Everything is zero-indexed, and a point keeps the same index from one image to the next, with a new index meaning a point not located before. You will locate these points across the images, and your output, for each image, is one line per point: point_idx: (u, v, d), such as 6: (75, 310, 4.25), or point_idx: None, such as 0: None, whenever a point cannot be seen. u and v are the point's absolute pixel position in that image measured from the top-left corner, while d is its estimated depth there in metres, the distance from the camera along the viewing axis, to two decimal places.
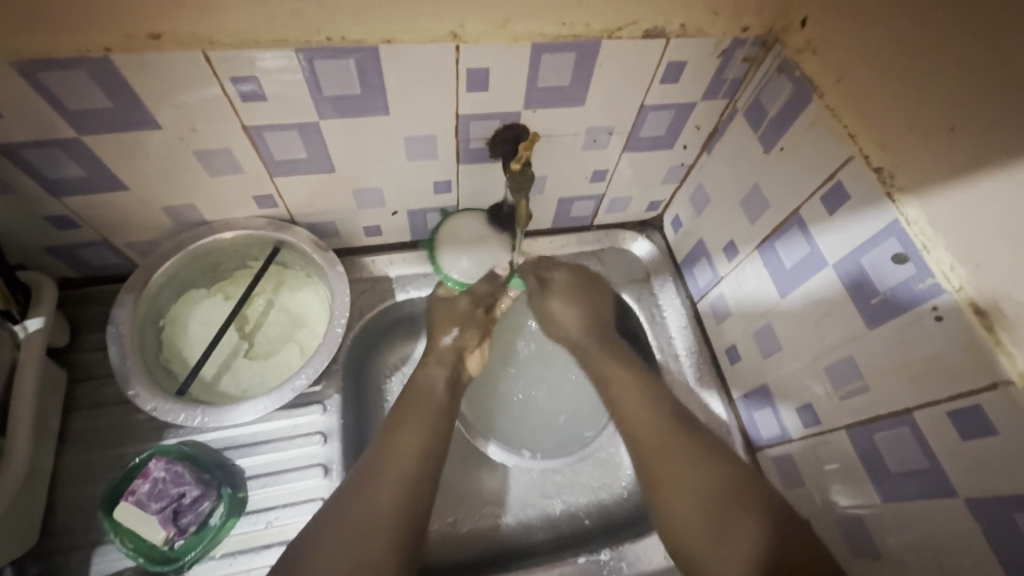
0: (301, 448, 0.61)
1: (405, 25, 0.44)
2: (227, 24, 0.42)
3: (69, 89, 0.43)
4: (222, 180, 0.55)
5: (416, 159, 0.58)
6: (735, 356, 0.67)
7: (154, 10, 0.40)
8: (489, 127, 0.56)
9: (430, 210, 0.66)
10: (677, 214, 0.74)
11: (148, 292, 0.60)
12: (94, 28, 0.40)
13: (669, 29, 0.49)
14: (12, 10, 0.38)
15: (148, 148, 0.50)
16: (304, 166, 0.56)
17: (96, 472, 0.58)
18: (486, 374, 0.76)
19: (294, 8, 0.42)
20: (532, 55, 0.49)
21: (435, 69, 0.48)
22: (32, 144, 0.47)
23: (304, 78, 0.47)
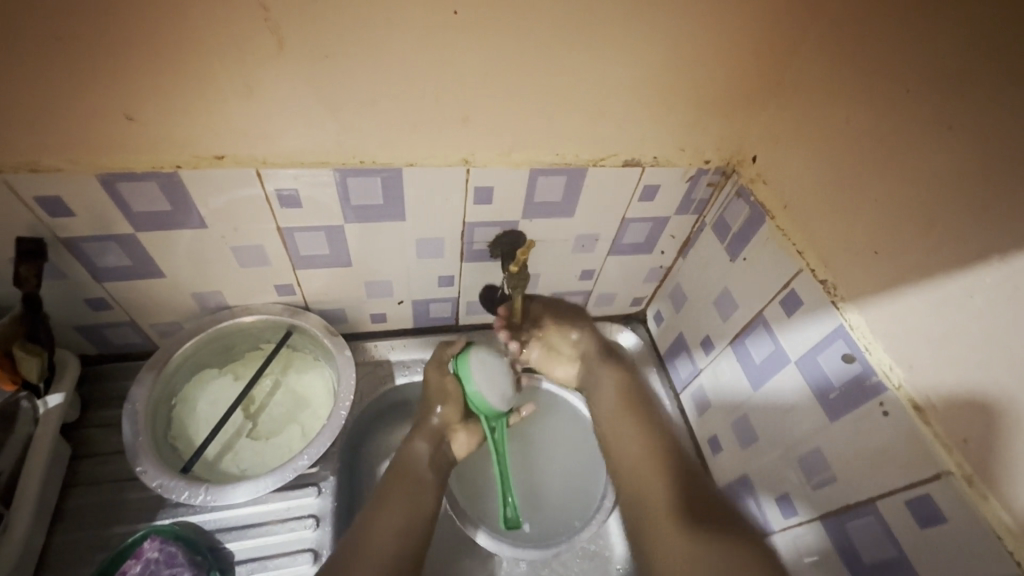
0: (293, 532, 0.61)
1: (426, 153, 0.54)
2: (281, 149, 0.51)
3: (137, 194, 0.51)
4: (250, 270, 0.62)
5: (425, 257, 0.65)
6: (716, 447, 0.70)
7: (220, 138, 0.49)
8: (491, 232, 0.64)
9: (433, 301, 0.72)
10: (658, 309, 0.81)
11: (167, 370, 0.64)
12: (170, 150, 0.49)
13: (643, 159, 0.59)
14: (103, 133, 0.46)
15: (191, 243, 0.57)
16: (324, 261, 0.63)
17: (85, 553, 0.58)
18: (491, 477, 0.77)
19: (336, 138, 0.51)
20: (531, 177, 0.58)
21: (449, 187, 0.57)
22: (91, 237, 0.53)
23: (336, 191, 0.55)
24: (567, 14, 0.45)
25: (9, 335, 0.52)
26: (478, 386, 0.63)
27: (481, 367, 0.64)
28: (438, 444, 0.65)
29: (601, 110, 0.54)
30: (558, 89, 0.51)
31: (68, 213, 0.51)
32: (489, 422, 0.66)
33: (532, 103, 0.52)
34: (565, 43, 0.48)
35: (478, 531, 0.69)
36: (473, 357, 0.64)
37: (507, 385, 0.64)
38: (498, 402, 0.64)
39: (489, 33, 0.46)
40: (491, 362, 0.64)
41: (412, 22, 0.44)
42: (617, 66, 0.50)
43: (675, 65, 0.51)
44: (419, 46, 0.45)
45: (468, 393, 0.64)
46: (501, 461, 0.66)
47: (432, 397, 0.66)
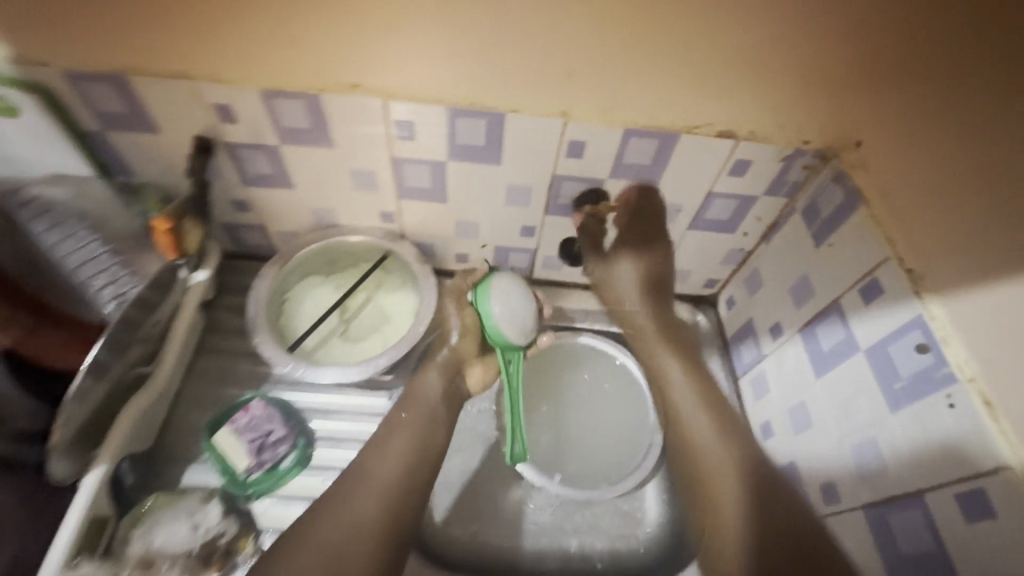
0: (364, 424, 0.70)
1: (531, 101, 0.58)
2: (409, 84, 0.57)
3: (287, 111, 0.60)
4: (362, 193, 0.70)
5: (513, 204, 0.71)
6: (769, 433, 0.71)
7: (360, 69, 0.56)
8: (578, 188, 0.68)
9: (513, 250, 0.78)
10: (732, 294, 0.82)
11: (285, 269, 0.75)
12: (319, 75, 0.57)
13: (739, 132, 0.60)
14: (269, 54, 0.55)
15: (321, 162, 0.66)
16: (426, 195, 0.70)
17: (204, 404, 0.71)
18: (540, 422, 0.80)
19: (454, 81, 0.57)
20: (624, 137, 0.61)
21: (545, 137, 0.62)
22: (245, 144, 0.63)
23: (446, 128, 0.61)
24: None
25: (183, 210, 0.65)
26: (496, 318, 0.66)
27: (504, 298, 0.67)
28: (453, 376, 0.72)
29: (712, 75, 0.55)
30: (673, 45, 0.53)
31: (233, 120, 0.61)
32: (505, 355, 0.69)
33: (642, 60, 0.54)
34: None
35: (522, 465, 0.75)
36: (495, 288, 0.67)
37: (525, 320, 0.67)
38: (517, 334, 0.67)
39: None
40: (513, 296, 0.67)
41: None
42: (735, 23, 0.51)
43: (793, 29, 0.51)
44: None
45: (487, 324, 0.67)
46: (514, 392, 0.70)
47: (449, 331, 0.72)
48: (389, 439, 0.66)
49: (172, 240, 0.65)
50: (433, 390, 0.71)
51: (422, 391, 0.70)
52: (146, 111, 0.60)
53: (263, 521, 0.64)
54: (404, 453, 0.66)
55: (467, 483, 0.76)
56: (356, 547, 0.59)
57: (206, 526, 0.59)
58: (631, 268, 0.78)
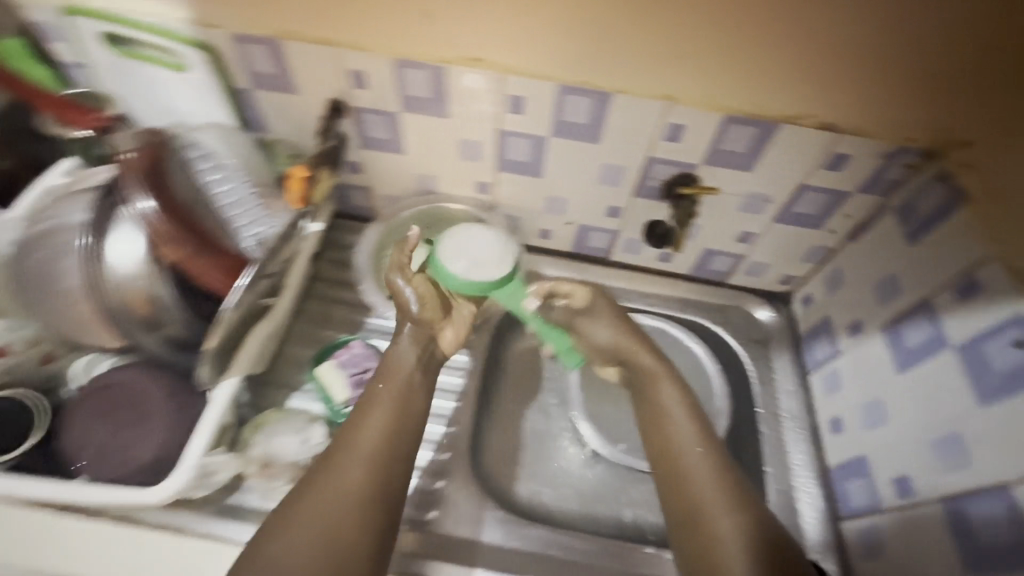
0: None
1: (640, 83, 0.62)
2: (528, 61, 0.62)
3: (412, 81, 0.66)
4: (465, 162, 0.76)
5: (605, 182, 0.74)
6: (838, 428, 0.72)
7: (486, 45, 0.61)
8: (669, 172, 0.71)
9: (596, 228, 0.83)
10: (808, 293, 0.83)
11: (388, 227, 0.81)
12: (448, 48, 0.62)
13: (841, 125, 0.62)
14: (407, 27, 0.61)
15: (433, 130, 0.72)
16: (523, 168, 0.75)
17: (306, 342, 0.79)
18: (605, 396, 0.85)
19: (571, 61, 0.61)
20: (724, 124, 0.64)
21: (647, 120, 0.65)
22: (370, 110, 0.70)
23: (553, 106, 0.65)
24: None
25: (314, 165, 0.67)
26: (464, 271, 0.69)
27: (458, 243, 0.71)
28: (427, 345, 0.69)
29: (818, 58, 0.57)
30: (787, 32, 0.55)
31: (365, 86, 0.67)
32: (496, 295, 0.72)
33: (756, 44, 0.57)
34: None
35: (588, 430, 0.81)
36: (444, 247, 0.70)
37: (489, 252, 0.71)
38: (494, 266, 0.71)
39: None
40: (463, 241, 0.71)
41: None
42: (856, 10, 0.53)
43: (914, 20, 0.52)
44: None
45: (460, 283, 0.70)
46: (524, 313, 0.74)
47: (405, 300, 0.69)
48: (367, 414, 0.62)
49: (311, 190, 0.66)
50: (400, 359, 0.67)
51: (398, 360, 0.67)
52: (292, 73, 0.67)
53: None
54: (383, 425, 0.61)
55: (532, 445, 0.81)
56: (348, 524, 0.54)
57: (313, 441, 0.67)
58: (606, 328, 0.73)
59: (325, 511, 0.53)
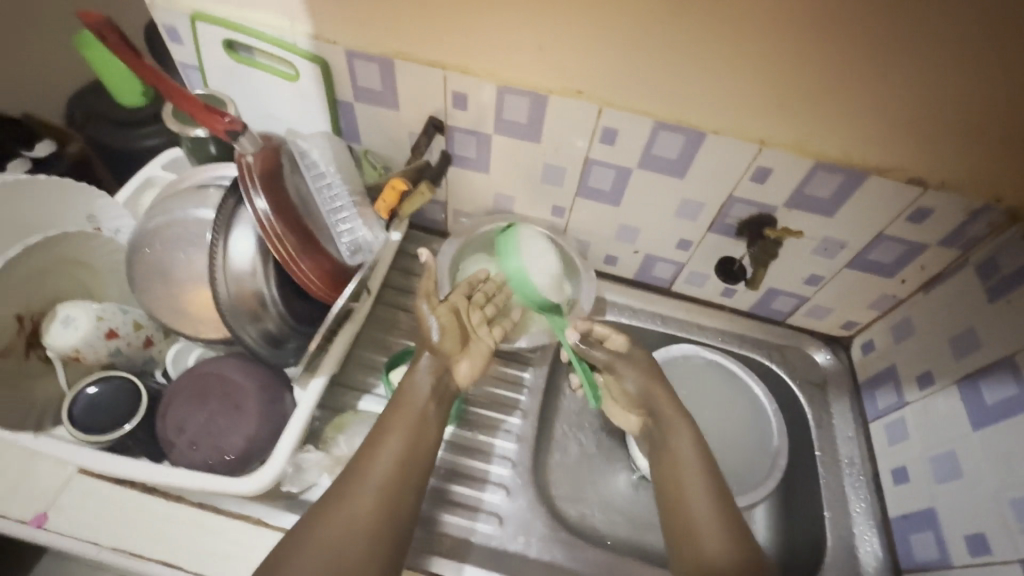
0: (510, 392, 0.79)
1: (734, 124, 0.64)
2: (629, 97, 0.65)
3: (512, 107, 0.68)
4: (546, 186, 0.78)
5: (681, 216, 0.76)
6: (901, 478, 0.72)
7: (591, 78, 0.64)
8: (748, 211, 0.73)
9: (662, 259, 0.85)
10: (870, 339, 0.83)
11: (465, 242, 0.83)
12: (553, 79, 0.65)
13: (928, 181, 0.64)
14: (518, 57, 0.64)
15: (522, 154, 0.74)
16: (603, 196, 0.77)
17: (375, 347, 0.81)
18: None
19: (670, 100, 0.64)
20: (812, 170, 0.66)
21: (736, 160, 0.67)
22: (464, 129, 0.73)
23: (645, 140, 0.68)
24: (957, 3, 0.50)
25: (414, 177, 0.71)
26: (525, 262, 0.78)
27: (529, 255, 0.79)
28: (441, 375, 0.68)
29: (913, 112, 0.59)
30: (888, 88, 0.58)
31: (464, 108, 0.70)
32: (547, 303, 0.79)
33: (858, 95, 0.59)
34: (932, 37, 0.53)
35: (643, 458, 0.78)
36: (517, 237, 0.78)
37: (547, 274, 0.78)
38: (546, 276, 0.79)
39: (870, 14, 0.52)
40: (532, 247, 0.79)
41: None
42: (965, 70, 0.54)
43: (1018, 88, 0.54)
44: (802, 17, 0.54)
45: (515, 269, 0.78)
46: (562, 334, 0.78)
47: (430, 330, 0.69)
48: (380, 440, 0.62)
49: (401, 202, 0.68)
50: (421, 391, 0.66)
51: (412, 390, 0.66)
52: (397, 91, 0.70)
53: None
54: (393, 456, 0.61)
55: (587, 468, 0.82)
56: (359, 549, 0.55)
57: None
58: (633, 376, 0.73)
59: (328, 552, 0.53)
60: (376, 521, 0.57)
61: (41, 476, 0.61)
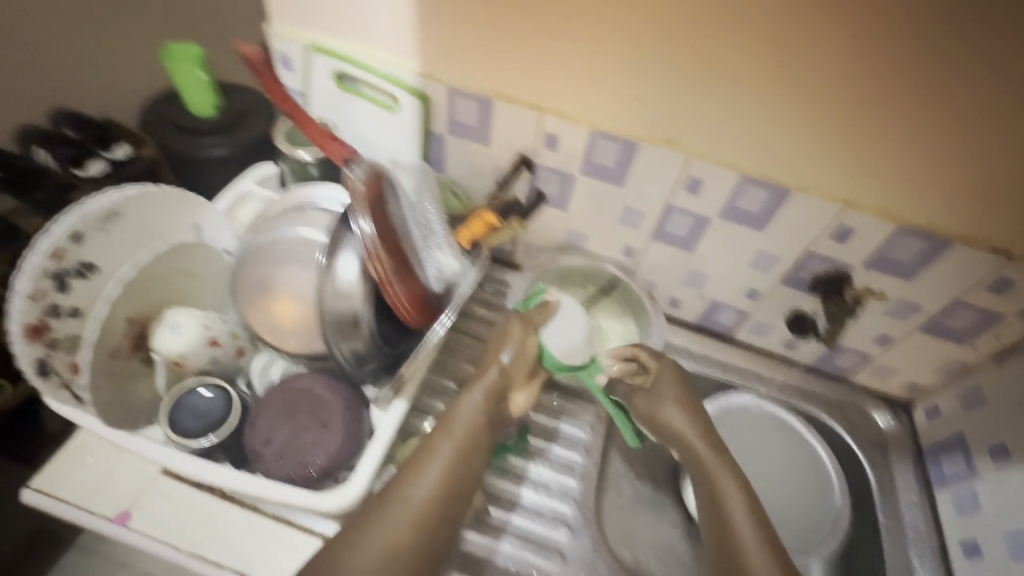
0: (573, 428, 0.79)
1: (822, 184, 0.66)
2: (719, 152, 0.67)
3: (603, 152, 0.71)
4: (622, 228, 0.80)
5: (755, 267, 0.78)
6: (973, 551, 0.71)
7: (684, 131, 0.66)
8: (824, 268, 0.74)
9: (728, 306, 0.86)
10: (935, 403, 0.82)
11: (540, 275, 0.85)
12: (647, 129, 0.67)
13: (1015, 253, 0.64)
14: (614, 107, 0.67)
15: (604, 195, 0.77)
16: (678, 242, 0.79)
17: (441, 371, 0.82)
18: None
19: (761, 157, 0.66)
20: (895, 234, 0.67)
21: (819, 218, 0.69)
22: (550, 169, 0.76)
23: (731, 193, 0.70)
24: (970, 85, 0.54)
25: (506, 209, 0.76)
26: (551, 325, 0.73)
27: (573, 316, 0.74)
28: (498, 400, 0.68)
29: (971, 176, 0.61)
30: (983, 161, 0.59)
31: (554, 148, 0.73)
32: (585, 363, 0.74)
33: (911, 168, 0.62)
34: (960, 113, 0.56)
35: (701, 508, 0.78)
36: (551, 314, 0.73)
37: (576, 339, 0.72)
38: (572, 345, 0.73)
39: (890, 98, 0.57)
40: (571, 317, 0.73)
41: (838, 86, 0.58)
42: None
43: None
44: (836, 104, 0.59)
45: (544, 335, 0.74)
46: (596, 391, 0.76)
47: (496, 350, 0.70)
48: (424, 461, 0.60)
49: (487, 235, 0.71)
50: (467, 417, 0.65)
51: (465, 414, 0.65)
52: (491, 129, 0.74)
53: (490, 487, 0.73)
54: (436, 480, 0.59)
55: (645, 512, 0.81)
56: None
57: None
58: (677, 410, 0.73)
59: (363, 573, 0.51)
60: (414, 546, 0.55)
61: (126, 475, 0.64)
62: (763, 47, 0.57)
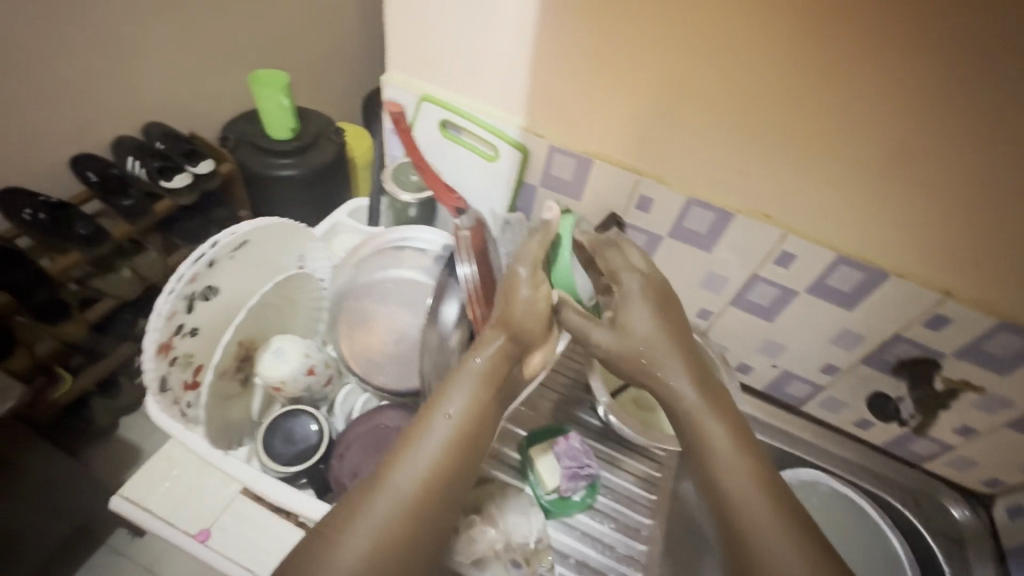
0: (639, 488, 0.78)
1: (919, 270, 0.66)
2: (814, 228, 0.68)
3: (695, 218, 0.73)
4: (702, 290, 0.81)
5: (836, 343, 0.77)
6: None
7: (781, 206, 0.67)
8: (911, 353, 0.73)
9: (800, 378, 0.85)
10: (1019, 503, 0.79)
11: None
12: (743, 201, 0.69)
13: None
14: (712, 177, 0.68)
15: (689, 257, 0.78)
16: (759, 310, 0.80)
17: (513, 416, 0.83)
18: None
19: (859, 238, 0.66)
20: (992, 329, 0.66)
21: (912, 303, 0.68)
22: (639, 228, 0.78)
23: (823, 269, 0.70)
24: (976, 141, 0.54)
25: None
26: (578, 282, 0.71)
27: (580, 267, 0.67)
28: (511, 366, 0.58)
29: (988, 199, 0.57)
30: None
31: (646, 210, 0.75)
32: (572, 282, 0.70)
33: (929, 202, 0.60)
34: (955, 141, 0.55)
35: None
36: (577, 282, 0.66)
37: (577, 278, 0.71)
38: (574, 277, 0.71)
39: (942, 183, 0.58)
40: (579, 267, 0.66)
41: (946, 179, 0.58)
42: None
43: None
44: (942, 196, 0.59)
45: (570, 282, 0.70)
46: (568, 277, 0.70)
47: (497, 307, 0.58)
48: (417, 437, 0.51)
49: None
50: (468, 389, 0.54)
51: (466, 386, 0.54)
52: (585, 186, 0.76)
53: (554, 543, 0.72)
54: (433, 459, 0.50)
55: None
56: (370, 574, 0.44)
57: (537, 529, 0.68)
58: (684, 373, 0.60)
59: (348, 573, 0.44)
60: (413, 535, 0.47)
61: (209, 491, 0.65)
62: (756, 88, 0.59)
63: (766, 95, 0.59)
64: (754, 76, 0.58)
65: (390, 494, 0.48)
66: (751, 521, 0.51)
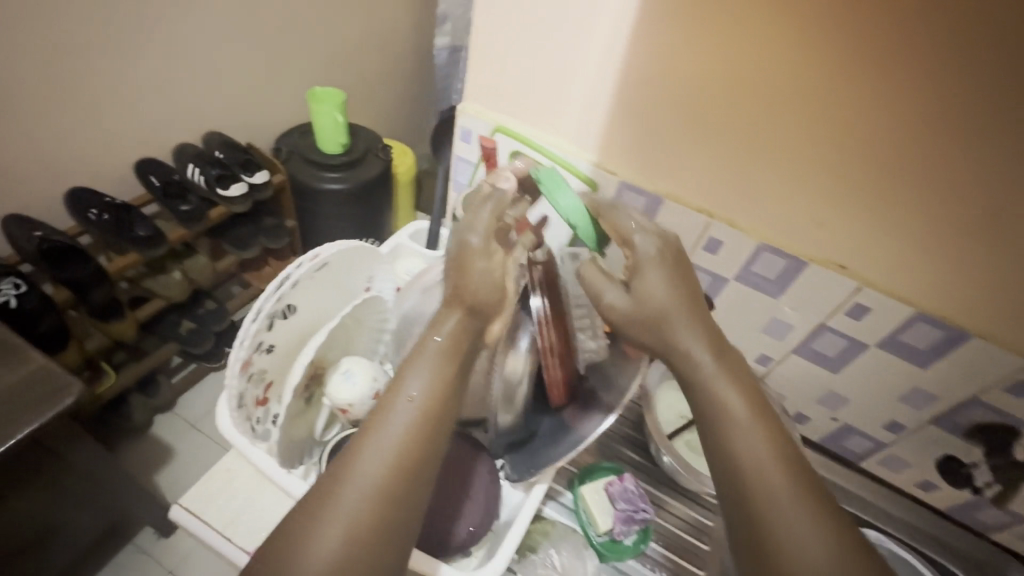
0: (692, 537, 0.76)
1: (1004, 333, 0.63)
2: (894, 282, 0.66)
3: (767, 263, 0.72)
4: (765, 336, 0.80)
5: (905, 401, 0.75)
6: None
7: (860, 259, 0.66)
8: (988, 417, 0.71)
9: (860, 433, 0.83)
10: None
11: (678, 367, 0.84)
12: (819, 250, 0.68)
13: None
14: (788, 224, 0.67)
15: (755, 302, 0.77)
16: (823, 360, 0.78)
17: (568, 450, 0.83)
18: None
19: (942, 296, 0.64)
20: None
21: (995, 366, 0.66)
22: (706, 269, 0.77)
23: (899, 325, 0.68)
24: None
25: None
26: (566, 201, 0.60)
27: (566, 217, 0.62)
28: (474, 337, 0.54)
29: None
30: None
31: (714, 252, 0.74)
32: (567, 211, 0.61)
33: (950, 211, 0.58)
34: (961, 143, 0.54)
35: None
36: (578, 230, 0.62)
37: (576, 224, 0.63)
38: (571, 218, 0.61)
39: None
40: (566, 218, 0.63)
41: None
42: None
43: None
44: None
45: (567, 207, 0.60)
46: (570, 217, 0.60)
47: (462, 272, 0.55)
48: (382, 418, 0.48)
49: None
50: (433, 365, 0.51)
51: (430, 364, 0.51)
52: None
53: None
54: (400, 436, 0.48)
55: None
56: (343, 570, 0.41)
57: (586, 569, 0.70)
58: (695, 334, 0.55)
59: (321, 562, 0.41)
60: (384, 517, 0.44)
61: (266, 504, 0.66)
62: (844, 137, 0.58)
63: (854, 146, 0.58)
64: (759, 77, 0.58)
65: (357, 484, 0.45)
66: (765, 492, 0.47)
